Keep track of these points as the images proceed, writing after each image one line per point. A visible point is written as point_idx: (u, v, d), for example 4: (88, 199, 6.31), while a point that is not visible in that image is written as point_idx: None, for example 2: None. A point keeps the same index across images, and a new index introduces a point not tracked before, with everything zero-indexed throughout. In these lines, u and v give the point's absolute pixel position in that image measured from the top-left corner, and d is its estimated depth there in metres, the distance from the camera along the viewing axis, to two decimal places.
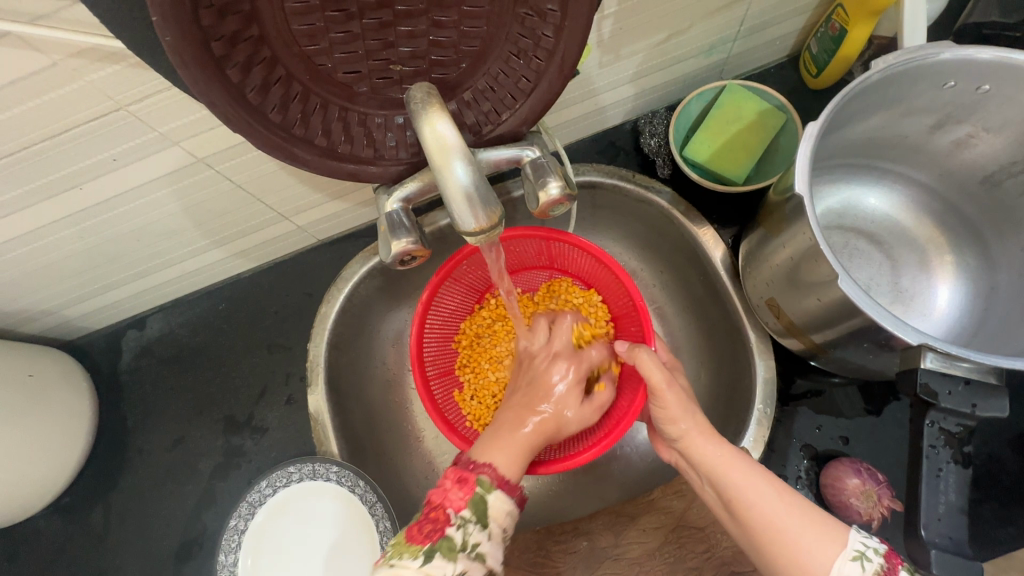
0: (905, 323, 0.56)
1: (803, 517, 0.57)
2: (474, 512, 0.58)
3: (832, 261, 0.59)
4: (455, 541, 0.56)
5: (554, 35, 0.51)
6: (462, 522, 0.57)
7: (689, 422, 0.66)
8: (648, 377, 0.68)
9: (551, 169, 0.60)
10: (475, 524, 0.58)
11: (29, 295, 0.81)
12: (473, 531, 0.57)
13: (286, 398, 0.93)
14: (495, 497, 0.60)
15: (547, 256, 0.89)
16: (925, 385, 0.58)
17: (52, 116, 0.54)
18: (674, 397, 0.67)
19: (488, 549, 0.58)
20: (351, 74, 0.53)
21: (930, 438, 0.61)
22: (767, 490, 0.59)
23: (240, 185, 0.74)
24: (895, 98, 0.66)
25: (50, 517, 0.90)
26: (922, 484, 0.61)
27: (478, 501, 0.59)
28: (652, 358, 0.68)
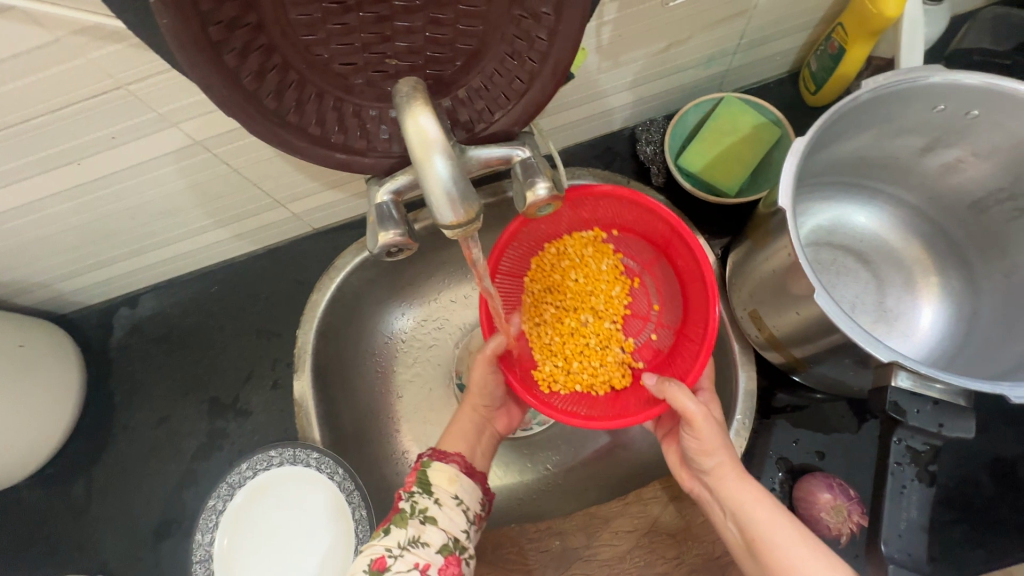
0: (878, 341, 0.57)
1: (819, 560, 0.57)
2: (420, 487, 0.66)
3: (811, 276, 0.59)
4: (406, 512, 0.63)
5: (548, 39, 0.53)
6: (410, 494, 0.65)
7: (721, 457, 0.65)
8: (683, 410, 0.65)
9: (541, 170, 0.60)
10: (422, 495, 0.65)
11: (22, 267, 0.82)
12: (421, 500, 0.64)
13: (272, 383, 0.94)
14: (435, 468, 0.68)
15: (654, 234, 0.82)
16: (893, 403, 0.59)
17: (51, 90, 0.55)
18: (710, 427, 0.65)
19: (438, 513, 0.63)
20: (347, 66, 0.54)
21: (896, 455, 0.62)
22: (795, 536, 0.59)
23: (237, 168, 0.76)
24: (886, 119, 0.67)
25: (32, 488, 0.91)
26: (886, 502, 0.62)
27: (422, 478, 0.67)
28: (682, 390, 0.66)
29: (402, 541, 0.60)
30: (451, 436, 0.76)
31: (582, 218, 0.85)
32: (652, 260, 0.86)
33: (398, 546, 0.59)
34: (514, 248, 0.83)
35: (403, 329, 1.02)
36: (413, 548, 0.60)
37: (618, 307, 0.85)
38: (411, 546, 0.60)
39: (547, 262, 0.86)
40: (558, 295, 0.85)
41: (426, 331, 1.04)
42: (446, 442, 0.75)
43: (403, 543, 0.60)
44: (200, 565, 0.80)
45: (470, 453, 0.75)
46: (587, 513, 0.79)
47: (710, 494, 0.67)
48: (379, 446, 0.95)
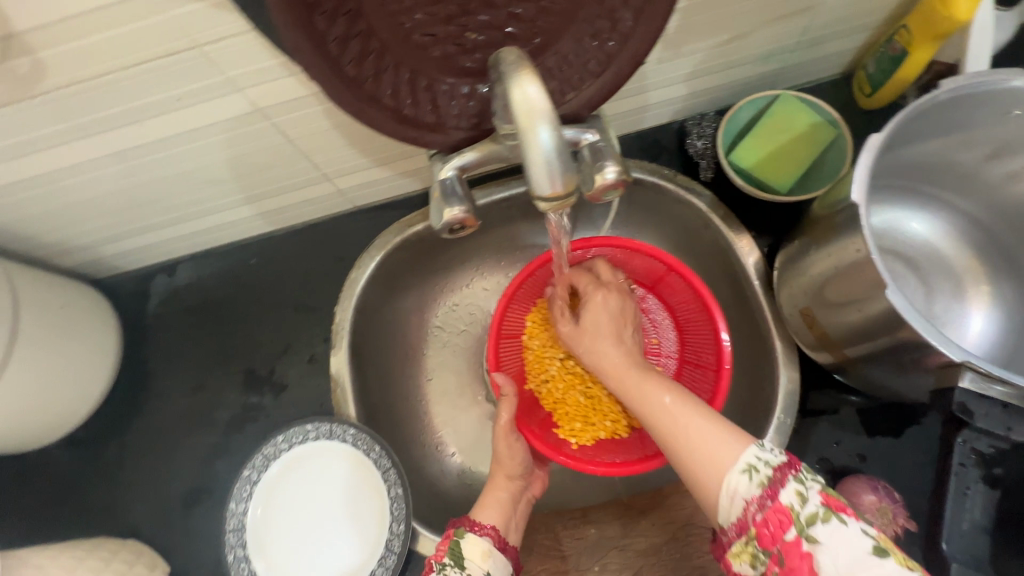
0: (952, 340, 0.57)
1: (709, 423, 0.55)
2: (451, 557, 0.62)
3: (881, 270, 0.59)
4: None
5: (633, 19, 0.52)
6: (441, 567, 0.61)
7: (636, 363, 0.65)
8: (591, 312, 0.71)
9: (609, 154, 0.61)
10: (454, 567, 0.61)
11: (69, 228, 0.82)
12: (453, 573, 0.60)
13: (308, 358, 0.94)
14: (469, 541, 0.64)
15: (649, 273, 0.87)
16: (961, 404, 0.59)
17: (127, 47, 0.55)
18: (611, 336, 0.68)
19: None
20: (427, 37, 0.53)
21: (961, 457, 0.62)
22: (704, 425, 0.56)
23: (292, 139, 0.75)
24: (950, 123, 0.67)
25: (65, 449, 0.91)
26: (947, 500, 0.62)
27: (454, 549, 0.63)
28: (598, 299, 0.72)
29: None
30: (486, 505, 0.70)
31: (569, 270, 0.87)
32: (640, 296, 0.91)
33: None
34: (517, 307, 0.85)
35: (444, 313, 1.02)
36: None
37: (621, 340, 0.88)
38: None
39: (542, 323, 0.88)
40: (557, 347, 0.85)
41: (466, 316, 1.02)
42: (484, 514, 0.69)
43: None
44: (234, 533, 0.80)
45: (505, 526, 0.69)
46: (623, 504, 0.79)
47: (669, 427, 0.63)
48: (411, 427, 0.95)
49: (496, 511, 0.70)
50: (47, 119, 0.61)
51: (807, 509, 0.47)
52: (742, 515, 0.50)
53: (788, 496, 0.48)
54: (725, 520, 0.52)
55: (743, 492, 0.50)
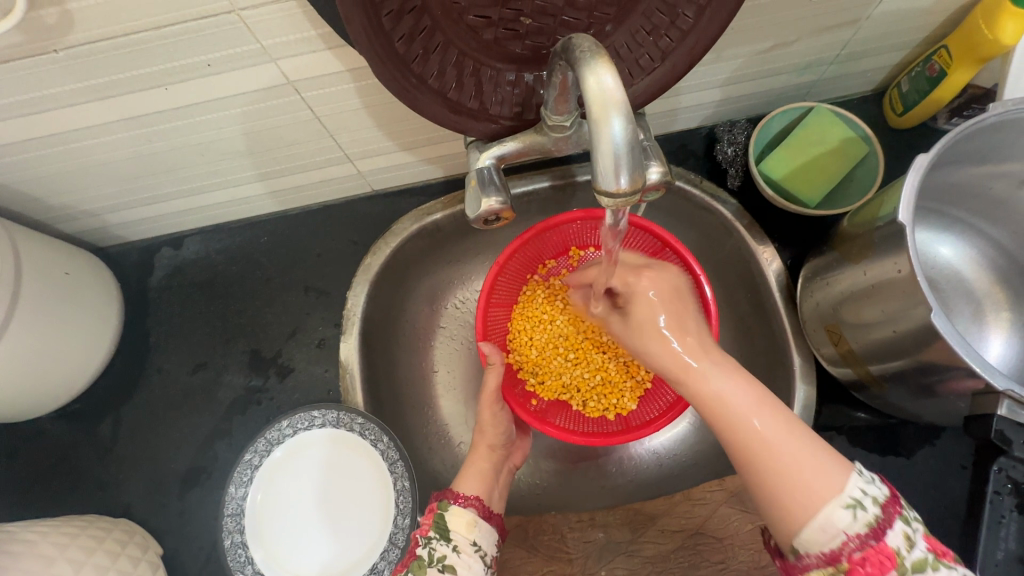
0: (996, 370, 0.58)
1: (807, 448, 0.51)
2: (438, 531, 0.64)
3: (931, 299, 0.59)
4: (424, 558, 0.61)
5: (695, 16, 0.52)
6: (427, 541, 0.63)
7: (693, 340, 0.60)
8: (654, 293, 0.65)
9: (653, 153, 0.59)
10: (439, 540, 0.63)
11: (77, 193, 0.79)
12: (439, 546, 0.62)
13: (317, 342, 0.91)
14: (453, 512, 0.66)
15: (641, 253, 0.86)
16: (999, 432, 0.61)
17: (162, 7, 0.52)
18: (678, 311, 0.63)
19: (457, 561, 0.61)
20: (480, 19, 0.51)
21: (995, 484, 0.65)
22: (803, 444, 0.51)
23: (319, 116, 0.73)
24: (981, 148, 0.68)
25: (57, 421, 0.88)
26: (982, 528, 0.65)
27: (440, 521, 0.65)
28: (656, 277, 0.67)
29: None
30: (464, 479, 0.71)
31: (564, 240, 0.88)
32: None
33: None
34: (505, 278, 0.86)
35: (460, 300, 1.00)
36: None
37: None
38: None
39: (537, 296, 0.89)
40: (545, 324, 0.87)
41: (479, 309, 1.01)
42: (463, 486, 0.70)
43: None
44: (231, 519, 0.78)
45: (488, 496, 0.71)
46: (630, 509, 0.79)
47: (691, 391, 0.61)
48: (419, 418, 0.93)
49: (477, 484, 0.71)
50: (68, 75, 0.58)
51: (915, 556, 0.47)
52: (837, 547, 0.47)
53: (897, 540, 0.47)
54: (809, 547, 0.48)
55: (845, 526, 0.47)
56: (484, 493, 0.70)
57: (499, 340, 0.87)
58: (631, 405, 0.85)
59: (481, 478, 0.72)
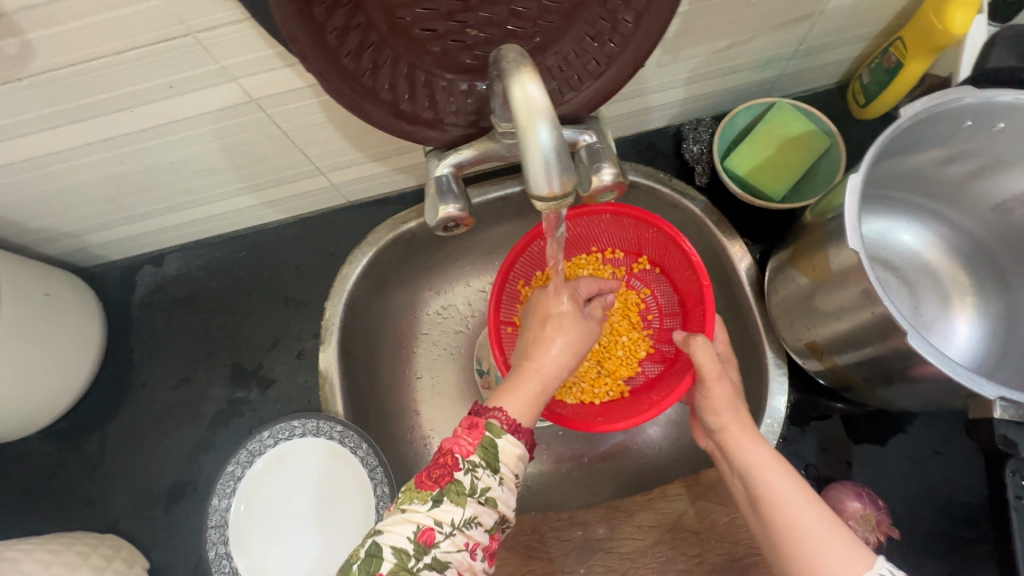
0: (982, 379, 0.58)
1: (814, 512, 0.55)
2: (483, 457, 0.56)
3: (885, 299, 0.60)
4: (464, 486, 0.54)
5: (635, 21, 0.53)
6: (471, 467, 0.55)
7: (730, 417, 0.66)
8: (700, 365, 0.68)
9: (606, 156, 0.60)
10: (485, 469, 0.55)
11: (55, 215, 0.81)
12: (483, 477, 0.55)
13: (298, 353, 0.93)
14: (506, 442, 0.57)
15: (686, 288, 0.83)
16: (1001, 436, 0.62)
17: (118, 33, 0.54)
18: (722, 390, 0.67)
19: (499, 494, 0.56)
20: (426, 32, 0.53)
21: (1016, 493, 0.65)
22: (810, 511, 0.55)
23: (286, 131, 0.74)
24: (934, 138, 0.69)
25: (44, 440, 0.89)
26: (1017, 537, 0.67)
27: (487, 447, 0.56)
28: (705, 348, 0.68)
29: (455, 519, 0.53)
30: (509, 391, 0.61)
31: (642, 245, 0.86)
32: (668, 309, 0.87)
33: (450, 523, 0.53)
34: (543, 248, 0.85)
35: (440, 306, 1.01)
36: (467, 528, 0.53)
37: (638, 349, 0.86)
38: (464, 527, 0.53)
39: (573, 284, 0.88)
40: None
41: (457, 324, 1.02)
42: (506, 401, 0.60)
43: (456, 522, 0.53)
44: (215, 530, 0.79)
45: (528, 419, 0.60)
46: (610, 507, 0.82)
47: (720, 452, 0.67)
48: (401, 424, 0.94)
49: (526, 405, 0.61)
50: (33, 102, 0.60)
51: None
52: None
53: None
54: None
55: None
56: (527, 418, 0.60)
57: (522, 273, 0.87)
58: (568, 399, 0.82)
59: (522, 398, 0.61)
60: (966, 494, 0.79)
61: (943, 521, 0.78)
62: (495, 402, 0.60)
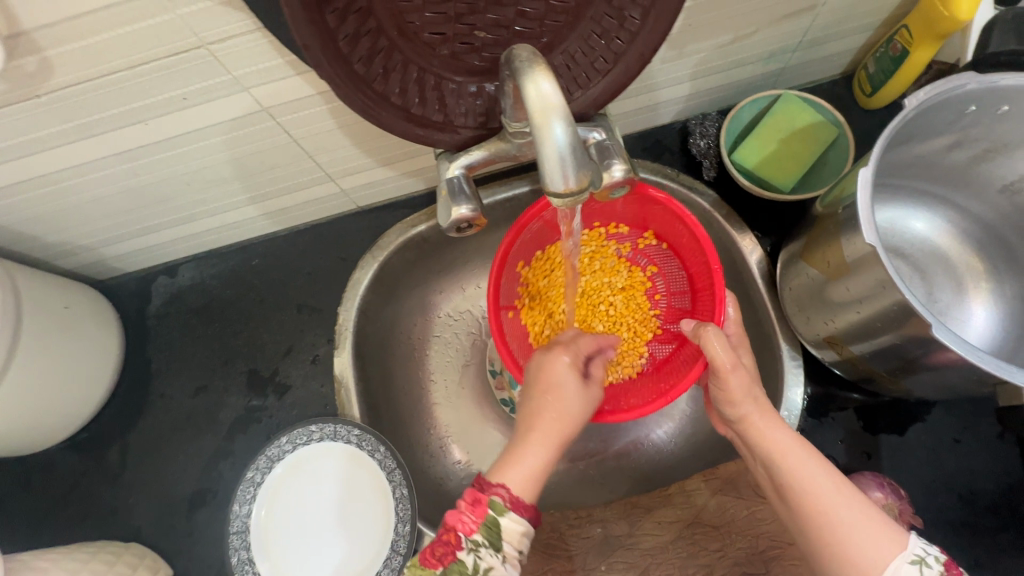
0: (1015, 368, 0.56)
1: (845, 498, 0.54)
2: (487, 536, 0.55)
3: (903, 289, 0.59)
4: (466, 566, 0.54)
5: (641, 17, 0.54)
6: (474, 547, 0.54)
7: (749, 407, 0.63)
8: (712, 357, 0.65)
9: (616, 152, 0.60)
10: (488, 549, 0.55)
11: (72, 229, 0.82)
12: (485, 556, 0.54)
13: (312, 358, 0.93)
14: (509, 521, 0.55)
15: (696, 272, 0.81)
16: None
17: (133, 46, 0.55)
18: (738, 379, 0.64)
19: (502, 574, 0.55)
20: (435, 35, 0.54)
21: None
22: (844, 501, 0.54)
23: (297, 139, 0.75)
24: (942, 125, 0.68)
25: (66, 452, 0.90)
26: None
27: (490, 526, 0.55)
28: (718, 338, 0.65)
29: None
30: (511, 465, 0.59)
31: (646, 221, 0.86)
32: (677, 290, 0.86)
33: None
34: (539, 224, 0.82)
35: (452, 308, 1.02)
36: None
37: (646, 329, 0.87)
38: None
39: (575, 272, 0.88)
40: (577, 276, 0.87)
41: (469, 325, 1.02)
42: (507, 476, 0.58)
43: None
44: (236, 536, 0.79)
45: (530, 496, 0.58)
46: (629, 503, 0.82)
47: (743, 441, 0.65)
48: (416, 426, 0.95)
49: (528, 478, 0.58)
50: (52, 118, 0.61)
51: None
52: None
53: None
54: None
55: None
56: (530, 495, 0.58)
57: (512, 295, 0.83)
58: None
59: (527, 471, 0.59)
60: (986, 482, 0.78)
61: (964, 511, 0.78)
62: (496, 478, 0.58)
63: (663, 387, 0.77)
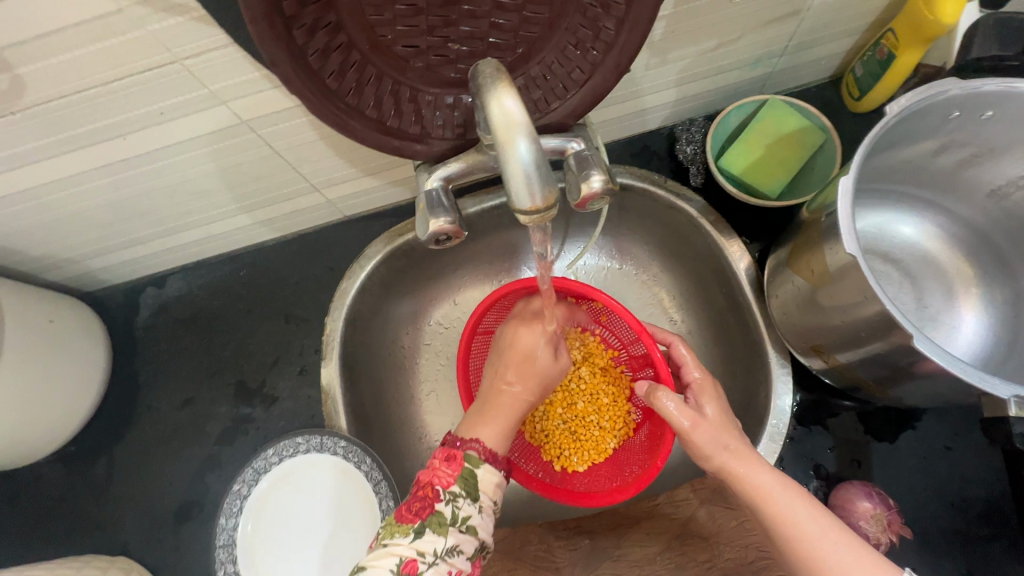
0: (994, 380, 0.57)
1: (835, 539, 0.53)
2: (463, 486, 0.56)
3: (884, 299, 0.59)
4: (446, 516, 0.54)
5: (616, 28, 0.53)
6: (452, 497, 0.55)
7: (722, 458, 0.62)
8: (670, 421, 0.64)
9: (595, 162, 0.59)
10: (466, 498, 0.56)
11: (56, 242, 0.82)
12: (463, 505, 0.55)
13: (299, 369, 0.93)
14: (483, 470, 0.58)
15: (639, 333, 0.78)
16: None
17: (106, 63, 0.55)
18: (704, 433, 0.63)
19: (479, 522, 0.56)
20: (409, 48, 0.53)
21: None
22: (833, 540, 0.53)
23: (278, 151, 0.75)
24: (926, 131, 0.68)
25: (54, 465, 0.90)
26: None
27: (467, 476, 0.57)
28: (671, 401, 0.64)
29: (438, 549, 0.52)
30: (481, 422, 0.63)
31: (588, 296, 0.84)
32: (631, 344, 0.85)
33: (432, 553, 0.52)
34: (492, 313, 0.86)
35: (441, 317, 1.01)
36: (450, 557, 0.53)
37: (622, 390, 0.87)
38: (447, 556, 0.52)
39: None
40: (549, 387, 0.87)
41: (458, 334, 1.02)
42: (480, 432, 0.62)
43: (439, 552, 0.52)
44: (223, 550, 0.79)
45: (497, 444, 0.62)
46: (617, 514, 0.81)
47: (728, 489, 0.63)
48: (405, 436, 0.94)
49: (498, 433, 0.63)
50: (28, 134, 0.61)
51: None
52: None
53: None
54: None
55: None
56: (500, 445, 0.63)
57: (478, 366, 0.89)
58: (580, 467, 0.84)
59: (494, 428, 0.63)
60: (978, 489, 0.77)
61: (956, 519, 0.77)
62: (469, 433, 0.62)
63: (652, 456, 0.77)
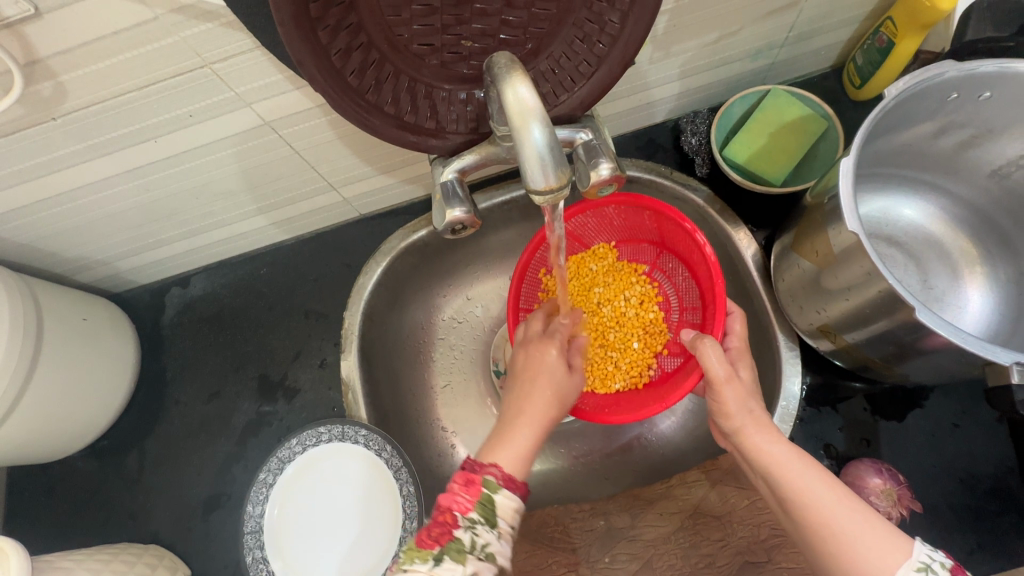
0: (996, 350, 0.58)
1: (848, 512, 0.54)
2: (483, 513, 0.55)
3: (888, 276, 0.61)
4: (464, 543, 0.52)
5: (621, 20, 0.55)
6: (471, 524, 0.54)
7: (744, 419, 0.66)
8: (708, 367, 0.69)
9: (602, 151, 0.61)
10: (484, 525, 0.54)
11: (88, 244, 0.86)
12: (482, 532, 0.54)
13: (319, 362, 0.96)
14: (503, 497, 0.57)
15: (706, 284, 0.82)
16: None
17: (140, 69, 0.58)
18: (733, 391, 0.67)
19: (498, 550, 0.55)
20: (424, 47, 0.56)
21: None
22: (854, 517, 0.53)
23: (299, 151, 0.78)
24: (926, 114, 0.69)
25: (87, 458, 0.94)
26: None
27: (486, 502, 0.56)
28: (715, 350, 0.69)
29: None
30: (501, 446, 0.62)
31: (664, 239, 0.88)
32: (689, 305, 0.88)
33: None
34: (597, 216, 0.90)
35: (455, 311, 1.04)
36: None
37: (655, 344, 0.90)
38: None
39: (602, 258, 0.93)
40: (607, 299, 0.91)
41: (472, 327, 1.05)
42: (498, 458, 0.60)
43: None
44: (252, 536, 0.82)
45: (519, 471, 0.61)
46: (632, 496, 0.83)
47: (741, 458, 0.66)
48: (422, 426, 0.97)
49: (516, 458, 0.61)
50: (67, 139, 0.64)
51: None
52: None
53: None
54: None
55: None
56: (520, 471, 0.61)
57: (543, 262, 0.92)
58: None
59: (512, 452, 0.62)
60: (987, 466, 0.78)
61: (965, 495, 0.78)
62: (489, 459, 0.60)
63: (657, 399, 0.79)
